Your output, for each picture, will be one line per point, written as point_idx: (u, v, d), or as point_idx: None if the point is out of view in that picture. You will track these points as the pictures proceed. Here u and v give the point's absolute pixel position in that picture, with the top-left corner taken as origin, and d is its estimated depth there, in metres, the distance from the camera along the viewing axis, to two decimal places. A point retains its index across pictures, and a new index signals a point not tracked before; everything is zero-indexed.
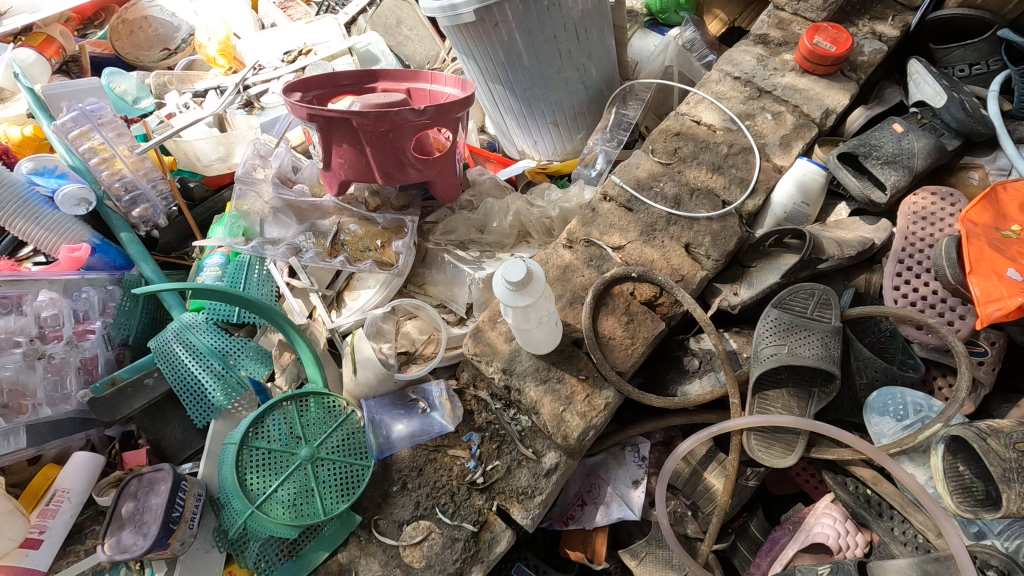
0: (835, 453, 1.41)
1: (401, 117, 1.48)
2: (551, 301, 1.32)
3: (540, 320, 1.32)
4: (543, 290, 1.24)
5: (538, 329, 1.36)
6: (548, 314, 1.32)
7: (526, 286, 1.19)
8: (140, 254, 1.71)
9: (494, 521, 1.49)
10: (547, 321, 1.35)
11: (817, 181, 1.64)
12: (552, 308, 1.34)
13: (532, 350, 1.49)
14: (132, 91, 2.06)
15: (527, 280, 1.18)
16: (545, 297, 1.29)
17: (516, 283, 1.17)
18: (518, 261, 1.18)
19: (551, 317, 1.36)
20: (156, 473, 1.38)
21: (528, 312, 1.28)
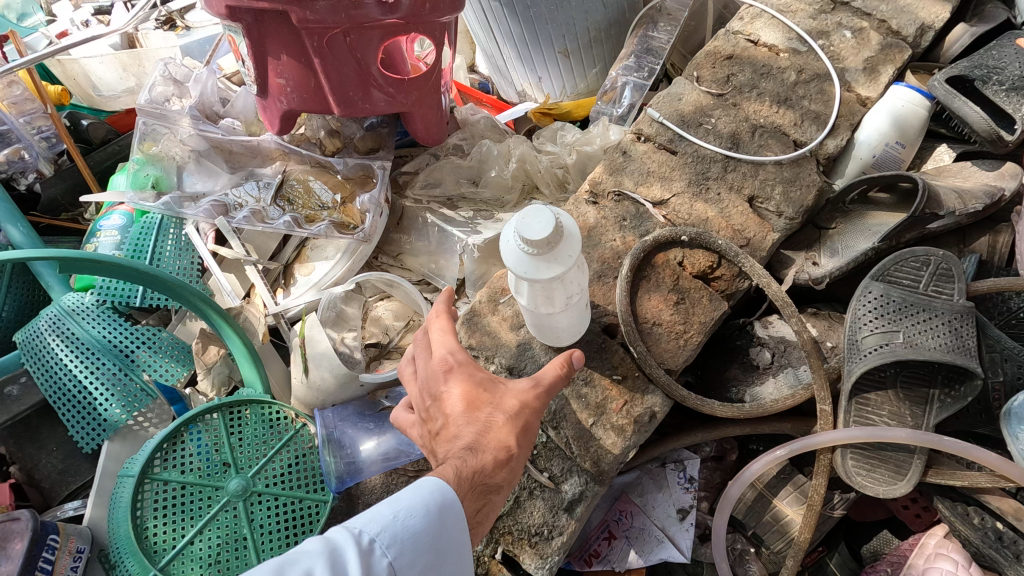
0: (964, 480, 1.03)
1: (362, 13, 1.02)
2: (584, 273, 0.91)
3: (569, 300, 0.91)
4: (578, 256, 0.83)
5: (563, 312, 0.95)
6: (580, 293, 0.91)
7: (553, 249, 0.78)
8: (7, 213, 1.22)
9: (497, 571, 1.08)
10: (576, 303, 0.94)
11: (920, 114, 1.24)
12: (585, 284, 0.93)
13: (548, 341, 1.08)
14: (17, 5, 1.60)
15: (556, 238, 0.77)
16: (577, 267, 0.88)
17: (540, 244, 0.75)
18: (541, 208, 0.76)
19: (581, 296, 0.95)
20: (10, 524, 0.95)
21: (551, 290, 0.87)
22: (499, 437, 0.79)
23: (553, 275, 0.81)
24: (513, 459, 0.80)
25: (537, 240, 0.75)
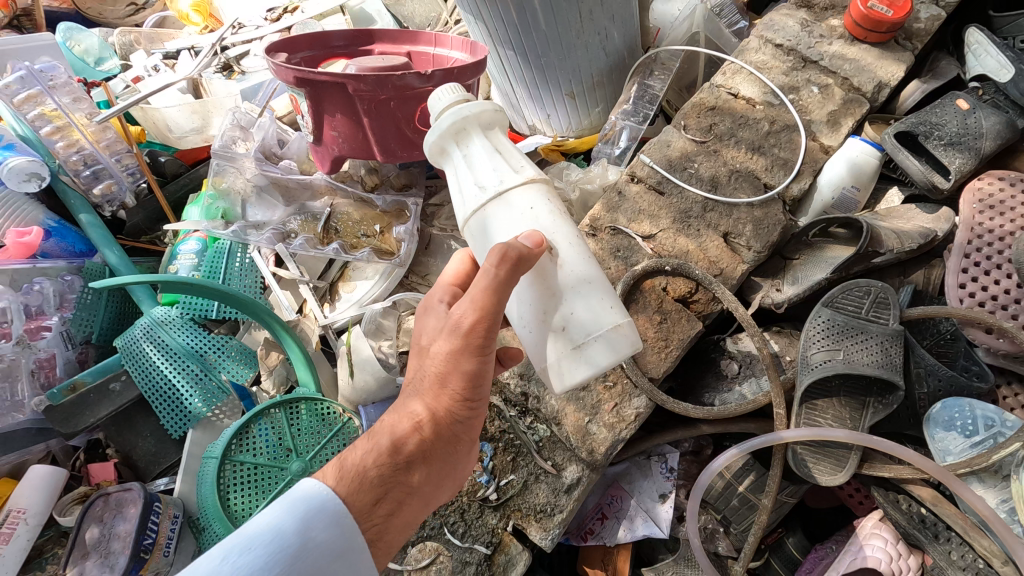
0: (892, 471, 1.25)
1: (404, 82, 1.24)
2: (516, 175, 0.86)
3: (480, 192, 0.86)
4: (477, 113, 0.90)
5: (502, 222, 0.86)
6: (500, 192, 0.85)
7: (442, 105, 0.92)
8: (103, 239, 1.48)
9: (509, 542, 1.32)
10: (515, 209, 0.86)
11: (872, 164, 1.46)
12: (510, 185, 0.86)
13: (549, 372, 0.89)
14: (94, 50, 1.82)
15: (449, 96, 0.92)
16: (501, 159, 0.88)
17: (434, 99, 0.93)
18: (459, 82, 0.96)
19: (521, 214, 0.86)
20: (124, 494, 1.22)
21: (463, 177, 0.89)
22: (409, 410, 0.86)
23: (447, 138, 0.92)
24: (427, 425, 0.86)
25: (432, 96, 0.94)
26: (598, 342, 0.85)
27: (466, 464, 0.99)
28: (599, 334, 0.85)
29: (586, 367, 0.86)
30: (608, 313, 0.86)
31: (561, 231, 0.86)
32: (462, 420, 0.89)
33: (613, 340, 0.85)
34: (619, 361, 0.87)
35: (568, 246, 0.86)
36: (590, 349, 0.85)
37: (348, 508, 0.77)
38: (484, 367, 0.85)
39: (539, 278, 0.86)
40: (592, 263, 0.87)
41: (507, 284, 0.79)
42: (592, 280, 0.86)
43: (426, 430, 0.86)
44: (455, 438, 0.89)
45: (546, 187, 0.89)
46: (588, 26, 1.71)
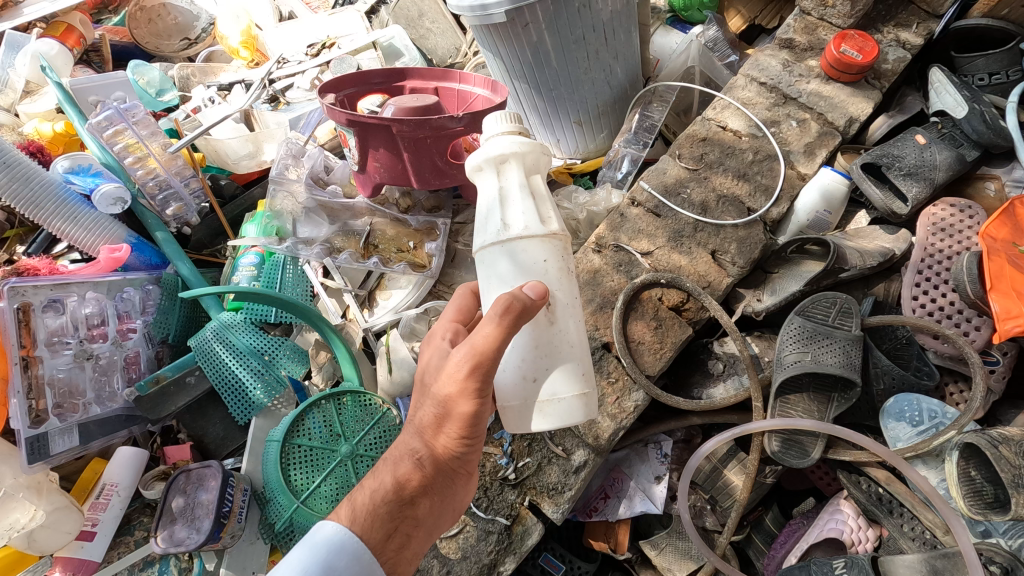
0: (852, 455, 1.48)
1: (440, 124, 1.49)
2: (541, 227, 1.04)
3: (506, 229, 1.04)
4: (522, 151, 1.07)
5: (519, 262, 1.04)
6: (521, 236, 1.03)
7: (495, 132, 1.08)
8: (175, 253, 1.74)
9: (525, 515, 1.54)
10: (532, 256, 1.04)
11: (842, 190, 1.69)
12: (533, 233, 1.03)
13: (511, 412, 1.07)
14: (156, 82, 2.05)
15: (506, 130, 1.09)
16: (531, 208, 1.06)
17: (490, 126, 1.09)
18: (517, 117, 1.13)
19: (533, 264, 1.04)
20: (204, 470, 1.43)
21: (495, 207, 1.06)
22: (408, 447, 1.07)
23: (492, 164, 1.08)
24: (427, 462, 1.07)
25: (488, 120, 1.09)
26: (559, 402, 1.05)
27: (465, 488, 1.18)
28: (567, 395, 1.05)
29: (545, 418, 1.05)
30: (578, 381, 1.06)
31: (563, 298, 1.07)
32: (458, 456, 1.07)
33: (574, 404, 1.05)
34: (574, 421, 1.06)
35: (564, 316, 1.06)
36: (549, 407, 1.04)
37: (365, 545, 0.98)
38: (479, 410, 1.00)
39: (532, 332, 1.04)
40: (578, 335, 1.08)
41: (505, 333, 0.94)
42: (572, 351, 1.06)
43: (426, 466, 1.07)
44: (451, 472, 1.10)
45: (561, 244, 1.07)
46: (594, 64, 1.93)
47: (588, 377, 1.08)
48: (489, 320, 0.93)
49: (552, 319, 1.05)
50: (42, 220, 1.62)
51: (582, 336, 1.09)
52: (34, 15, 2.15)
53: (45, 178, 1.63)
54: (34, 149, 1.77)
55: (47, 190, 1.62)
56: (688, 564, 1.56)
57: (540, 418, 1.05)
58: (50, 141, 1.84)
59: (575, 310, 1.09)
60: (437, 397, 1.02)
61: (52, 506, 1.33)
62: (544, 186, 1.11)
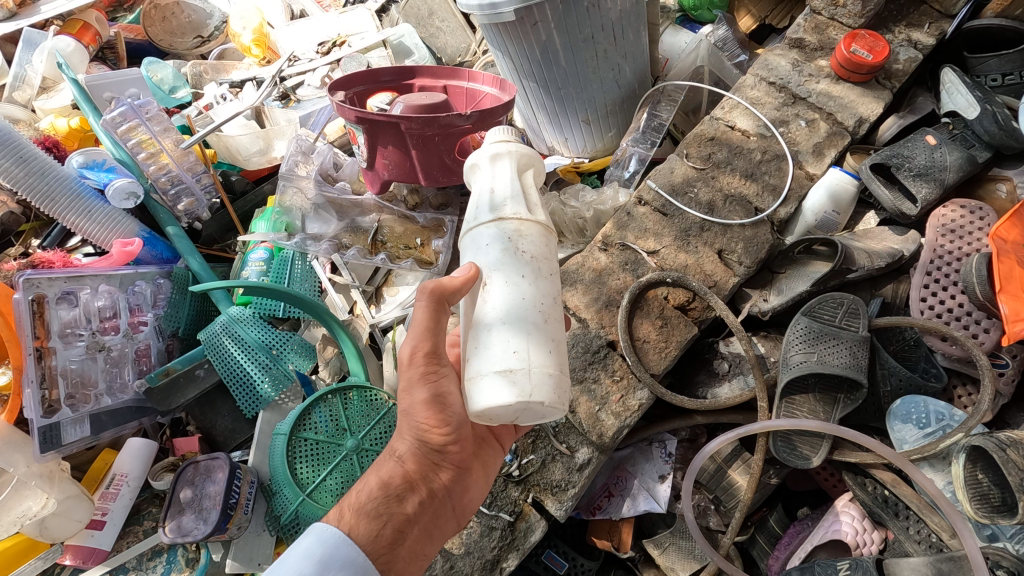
0: (858, 457, 1.47)
1: (448, 123, 1.52)
2: (490, 214, 1.08)
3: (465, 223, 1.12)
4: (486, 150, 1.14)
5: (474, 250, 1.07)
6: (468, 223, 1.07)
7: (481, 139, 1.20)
8: (186, 248, 1.77)
9: (529, 512, 1.54)
10: (485, 240, 1.06)
11: (850, 191, 1.69)
12: (479, 219, 1.07)
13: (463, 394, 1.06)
14: (169, 80, 2.07)
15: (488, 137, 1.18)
16: (486, 198, 1.10)
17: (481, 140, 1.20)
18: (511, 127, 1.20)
19: (482, 248, 1.06)
20: (212, 461, 1.45)
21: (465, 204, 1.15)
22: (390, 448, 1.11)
23: (472, 171, 1.19)
24: (406, 455, 1.10)
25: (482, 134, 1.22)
26: (485, 381, 0.97)
27: (464, 487, 1.19)
28: (478, 375, 0.98)
29: (472, 398, 0.99)
30: (505, 358, 0.97)
31: (500, 277, 1.03)
32: (438, 450, 1.11)
33: (498, 383, 0.96)
34: (499, 404, 0.96)
35: (497, 295, 1.02)
36: (477, 382, 0.98)
37: (352, 542, 0.99)
38: (438, 391, 1.07)
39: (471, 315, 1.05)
40: (513, 312, 1.00)
41: (435, 312, 1.04)
42: (498, 331, 0.99)
43: (409, 464, 1.09)
44: (434, 467, 1.13)
45: (512, 227, 1.06)
46: (602, 63, 1.94)
47: (525, 355, 0.97)
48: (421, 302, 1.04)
49: (487, 297, 1.03)
50: (57, 215, 1.65)
51: (522, 312, 1.00)
52: (49, 12, 2.18)
53: (60, 172, 1.67)
54: (49, 145, 1.81)
55: (62, 184, 1.66)
56: (691, 564, 1.56)
57: (471, 399, 0.99)
58: (64, 137, 1.87)
59: (515, 288, 1.02)
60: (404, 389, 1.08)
61: (64, 495, 1.35)
62: (515, 179, 1.12)
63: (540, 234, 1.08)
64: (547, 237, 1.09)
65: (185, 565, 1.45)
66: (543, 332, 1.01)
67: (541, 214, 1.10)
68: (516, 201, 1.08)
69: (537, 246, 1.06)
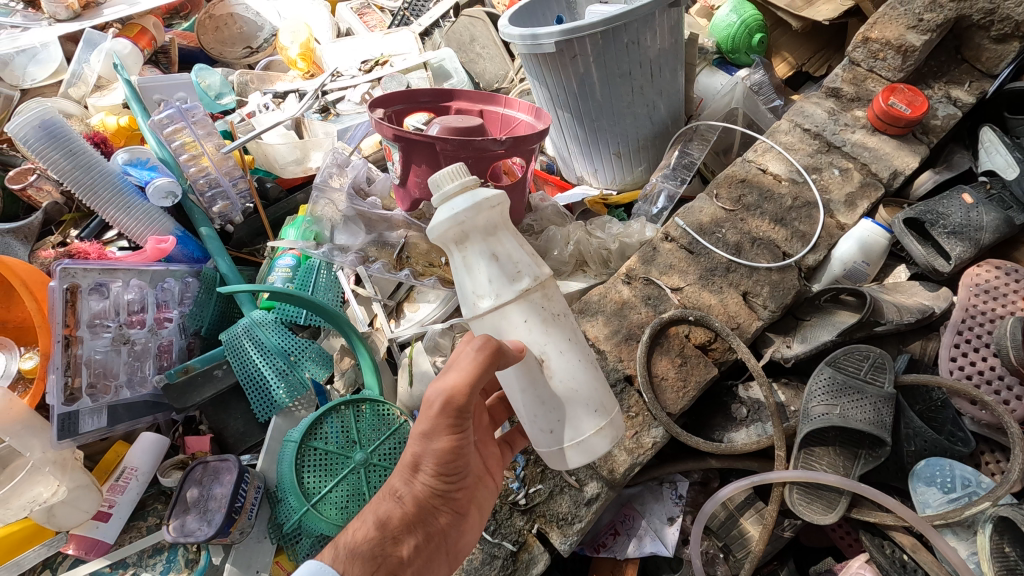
0: (876, 517, 1.41)
1: (483, 146, 1.57)
2: (511, 289, 1.02)
3: (478, 300, 1.02)
4: (482, 210, 1.01)
5: (505, 325, 1.06)
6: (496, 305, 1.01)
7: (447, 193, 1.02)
8: (217, 249, 1.80)
9: (533, 542, 1.51)
10: (518, 315, 1.05)
11: (881, 243, 1.67)
12: (505, 299, 1.02)
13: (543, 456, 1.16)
14: (216, 86, 2.09)
15: (447, 188, 1.03)
16: (497, 271, 1.02)
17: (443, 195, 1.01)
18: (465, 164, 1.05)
19: (517, 323, 1.05)
20: (222, 463, 1.46)
21: (468, 281, 1.03)
22: (389, 487, 1.07)
23: (451, 238, 1.03)
24: (405, 494, 1.06)
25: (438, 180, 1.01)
26: (581, 444, 1.12)
27: (460, 532, 1.16)
28: (572, 441, 1.12)
29: (572, 459, 1.14)
30: (593, 419, 1.12)
31: (555, 346, 1.08)
32: (441, 493, 1.09)
33: (593, 443, 1.13)
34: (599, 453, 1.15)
35: (560, 366, 1.09)
36: (573, 448, 1.13)
37: None
38: (459, 442, 1.05)
39: (532, 386, 1.09)
40: (579, 378, 1.11)
41: (483, 368, 0.99)
42: (578, 396, 1.11)
43: (408, 504, 1.06)
44: (435, 511, 1.09)
45: (540, 295, 1.06)
46: (638, 99, 1.98)
47: (604, 410, 1.14)
48: (468, 363, 0.99)
49: (550, 373, 1.08)
50: (98, 208, 1.69)
51: (586, 375, 1.12)
52: (111, 15, 2.28)
53: (105, 167, 1.72)
54: (98, 141, 1.88)
55: (106, 180, 1.70)
56: None
57: (566, 460, 1.14)
58: (112, 134, 1.94)
59: (572, 354, 1.10)
60: (414, 436, 1.06)
61: (74, 484, 1.35)
62: (517, 238, 1.05)
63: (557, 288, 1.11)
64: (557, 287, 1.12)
65: (184, 566, 1.44)
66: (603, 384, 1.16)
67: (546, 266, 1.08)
68: (531, 266, 1.04)
69: (564, 303, 1.12)
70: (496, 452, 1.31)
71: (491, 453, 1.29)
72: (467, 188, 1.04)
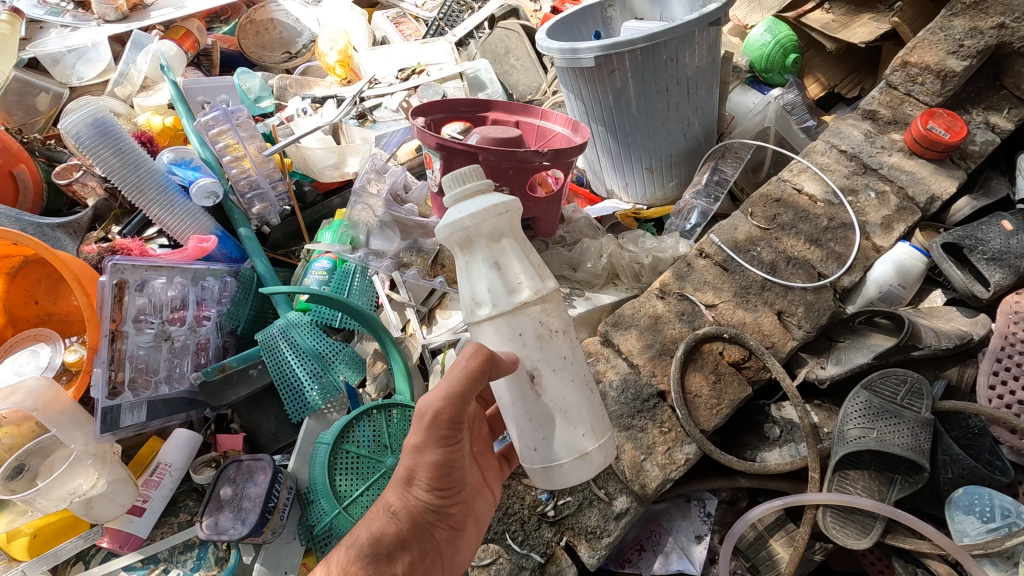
0: (912, 544, 1.39)
1: (526, 158, 1.59)
2: (510, 299, 1.02)
3: (477, 308, 1.02)
4: (492, 217, 1.02)
5: (502, 335, 1.05)
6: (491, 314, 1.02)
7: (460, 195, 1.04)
8: (255, 249, 1.83)
9: (560, 555, 1.49)
10: (513, 326, 1.05)
11: (918, 267, 1.66)
12: (502, 308, 1.02)
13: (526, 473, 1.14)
14: (256, 90, 2.14)
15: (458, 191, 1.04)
16: (498, 280, 1.02)
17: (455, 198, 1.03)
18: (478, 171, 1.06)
19: (513, 334, 1.05)
20: (256, 462, 1.47)
21: (469, 285, 1.03)
22: (383, 503, 1.06)
23: (456, 241, 1.03)
24: (398, 510, 1.05)
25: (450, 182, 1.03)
26: (564, 466, 1.10)
27: (455, 548, 1.14)
28: (555, 461, 1.10)
29: (554, 481, 1.11)
30: (579, 442, 1.10)
31: (548, 362, 1.08)
32: (435, 509, 1.08)
33: (576, 467, 1.10)
34: (581, 479, 1.12)
35: (551, 384, 1.08)
36: (556, 469, 1.10)
37: None
38: (450, 456, 1.04)
39: (522, 399, 1.08)
40: (570, 398, 1.10)
41: (474, 378, 0.98)
42: (567, 415, 1.10)
43: (401, 521, 1.04)
44: (430, 526, 1.08)
45: (539, 308, 1.06)
46: (673, 115, 1.99)
47: (592, 435, 1.12)
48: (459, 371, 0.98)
49: (541, 389, 1.08)
50: (143, 206, 1.73)
51: (578, 397, 1.11)
52: (158, 18, 2.35)
53: (152, 166, 1.75)
54: (145, 139, 1.91)
55: (152, 178, 1.73)
56: None
57: (548, 480, 1.12)
58: (158, 134, 1.98)
59: (564, 373, 1.09)
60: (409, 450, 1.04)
61: (113, 477, 1.37)
62: (521, 248, 1.05)
63: (557, 302, 1.10)
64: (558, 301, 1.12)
65: (214, 564, 1.45)
66: (596, 408, 1.15)
67: (547, 279, 1.08)
68: (532, 277, 1.04)
69: (562, 319, 1.11)
70: (494, 463, 1.31)
71: (489, 465, 1.29)
72: (476, 193, 1.05)
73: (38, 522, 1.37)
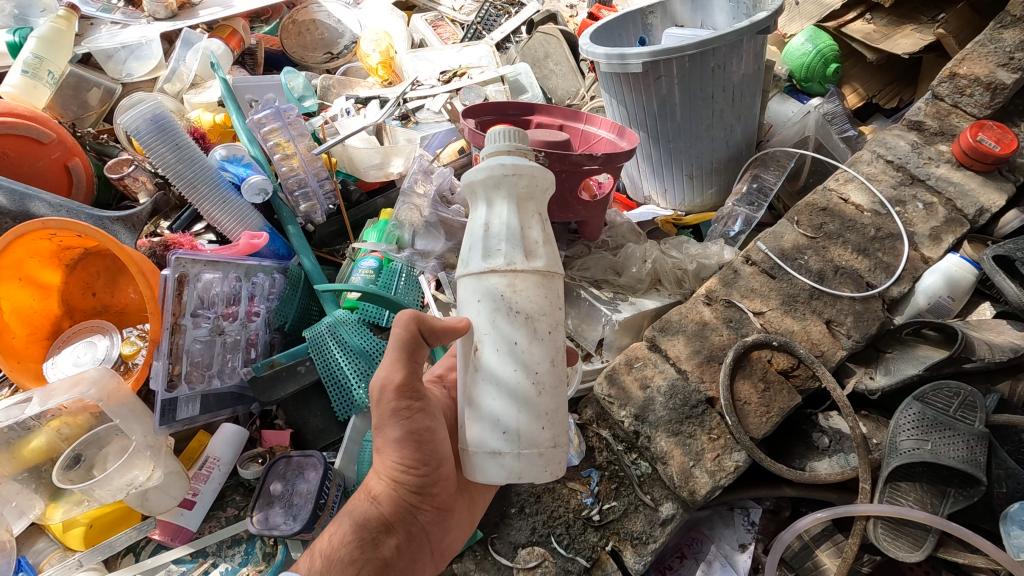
0: (965, 558, 1.38)
1: (579, 163, 1.63)
2: (482, 262, 0.97)
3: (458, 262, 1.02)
4: (497, 177, 0.99)
5: (468, 299, 1.01)
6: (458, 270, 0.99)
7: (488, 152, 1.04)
8: (303, 246, 1.83)
9: (606, 560, 1.47)
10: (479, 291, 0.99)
11: (968, 278, 1.65)
12: (471, 269, 0.98)
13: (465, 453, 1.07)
14: (300, 89, 2.20)
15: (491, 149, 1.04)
16: (478, 240, 0.98)
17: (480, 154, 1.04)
18: (518, 135, 1.04)
19: (473, 300, 1.00)
20: (306, 459, 1.47)
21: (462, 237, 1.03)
22: (367, 489, 1.15)
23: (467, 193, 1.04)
24: (382, 494, 1.14)
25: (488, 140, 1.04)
26: (478, 457, 1.00)
27: (444, 528, 1.25)
28: (473, 448, 1.00)
29: (470, 470, 1.02)
30: (496, 436, 0.98)
31: (492, 339, 0.99)
32: (415, 491, 1.15)
33: (484, 462, 0.98)
34: (494, 479, 0.99)
35: (488, 364, 0.99)
36: (471, 456, 1.01)
37: None
38: (422, 433, 1.10)
39: (465, 370, 1.04)
40: (503, 385, 0.98)
41: (410, 341, 1.06)
42: (495, 402, 0.98)
43: (384, 506, 1.14)
44: (415, 509, 1.17)
45: (506, 279, 0.97)
46: (717, 121, 1.99)
47: (514, 434, 0.97)
48: (399, 329, 1.08)
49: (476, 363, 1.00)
50: (195, 202, 1.75)
51: (513, 388, 0.97)
52: (206, 17, 2.38)
53: (203, 161, 1.77)
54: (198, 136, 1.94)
55: (204, 173, 1.75)
56: None
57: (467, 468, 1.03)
58: (208, 130, 2.01)
59: (506, 356, 0.98)
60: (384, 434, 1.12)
61: (167, 469, 1.39)
62: (515, 214, 0.99)
63: (538, 286, 0.99)
64: (546, 286, 1.00)
65: (261, 560, 1.44)
66: (534, 408, 0.98)
67: (538, 257, 0.98)
68: (512, 247, 0.96)
69: (534, 303, 0.99)
70: None
71: None
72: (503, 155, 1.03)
73: (94, 512, 1.41)
